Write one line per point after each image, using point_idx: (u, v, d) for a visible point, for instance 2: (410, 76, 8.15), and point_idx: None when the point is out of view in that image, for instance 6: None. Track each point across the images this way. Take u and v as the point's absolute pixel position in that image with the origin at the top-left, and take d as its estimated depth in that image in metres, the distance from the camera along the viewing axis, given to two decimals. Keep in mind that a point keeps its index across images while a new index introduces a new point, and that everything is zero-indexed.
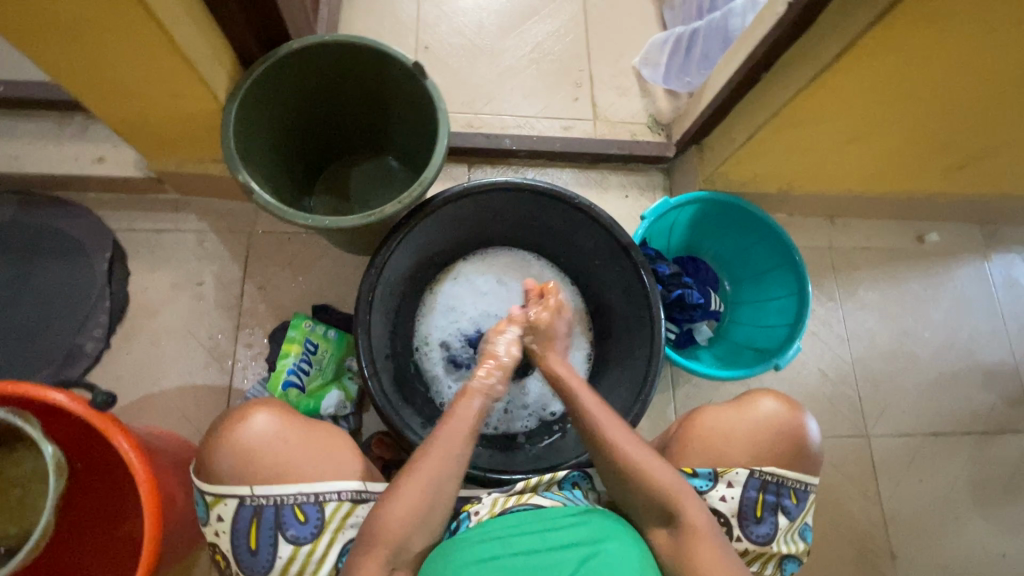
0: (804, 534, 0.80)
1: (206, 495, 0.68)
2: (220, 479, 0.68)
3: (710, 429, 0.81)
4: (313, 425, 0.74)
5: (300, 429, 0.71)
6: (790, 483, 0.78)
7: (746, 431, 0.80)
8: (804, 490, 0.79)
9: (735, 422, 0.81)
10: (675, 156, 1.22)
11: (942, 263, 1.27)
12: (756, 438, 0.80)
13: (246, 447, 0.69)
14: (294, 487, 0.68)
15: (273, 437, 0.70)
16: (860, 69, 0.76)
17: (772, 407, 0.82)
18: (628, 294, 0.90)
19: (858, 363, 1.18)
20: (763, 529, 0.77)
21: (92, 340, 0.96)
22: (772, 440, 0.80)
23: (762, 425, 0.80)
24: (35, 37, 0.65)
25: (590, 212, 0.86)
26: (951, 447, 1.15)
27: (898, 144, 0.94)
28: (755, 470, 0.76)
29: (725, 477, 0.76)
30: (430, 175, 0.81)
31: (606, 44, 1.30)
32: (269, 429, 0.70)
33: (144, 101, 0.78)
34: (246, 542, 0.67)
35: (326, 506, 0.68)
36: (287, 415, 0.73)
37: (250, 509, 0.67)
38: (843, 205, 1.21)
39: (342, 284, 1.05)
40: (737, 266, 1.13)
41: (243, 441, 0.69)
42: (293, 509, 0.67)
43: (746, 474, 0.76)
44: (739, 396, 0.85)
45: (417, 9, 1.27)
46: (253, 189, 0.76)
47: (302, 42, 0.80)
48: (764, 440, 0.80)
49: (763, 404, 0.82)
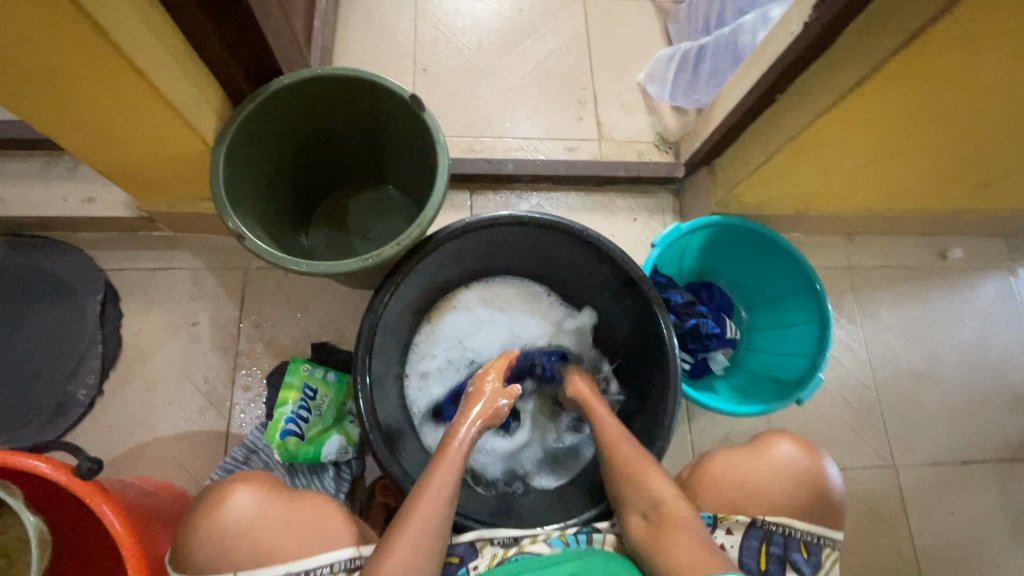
0: None
1: None
2: (202, 568, 0.64)
3: (722, 473, 0.77)
4: (297, 497, 0.70)
5: (282, 506, 0.67)
6: (800, 534, 0.74)
7: (761, 476, 0.76)
8: (814, 542, 0.74)
9: (749, 468, 0.77)
10: (684, 176, 1.17)
11: (968, 279, 1.21)
12: (772, 485, 0.76)
13: (226, 530, 0.65)
14: (283, 567, 0.63)
15: (253, 517, 0.66)
16: (883, 92, 0.72)
17: (790, 453, 0.77)
18: (641, 330, 0.86)
19: (882, 388, 1.12)
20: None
21: (84, 388, 0.92)
22: (787, 488, 0.75)
23: (780, 472, 0.76)
24: (11, 85, 0.61)
25: (599, 246, 0.82)
26: (984, 475, 1.10)
27: (922, 163, 0.90)
28: (760, 521, 0.73)
29: (725, 523, 0.74)
30: (429, 213, 0.77)
31: (610, 61, 1.26)
32: (252, 505, 0.66)
33: (130, 145, 0.75)
34: None
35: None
36: (270, 488, 0.69)
37: None
38: (862, 222, 1.16)
39: (341, 320, 1.01)
40: (753, 291, 1.08)
41: (223, 524, 0.65)
42: None
43: (747, 522, 0.73)
44: (754, 438, 0.81)
45: (415, 31, 1.24)
46: (244, 235, 0.72)
47: (293, 77, 0.77)
48: (781, 488, 0.75)
49: (781, 449, 0.77)
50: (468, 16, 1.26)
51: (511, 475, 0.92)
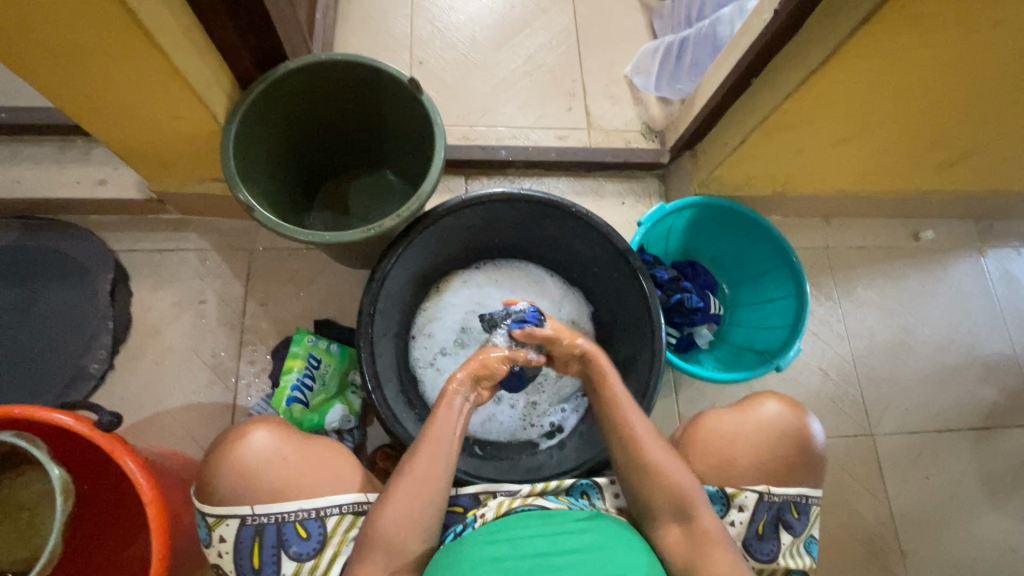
0: (810, 548, 0.80)
1: (207, 517, 0.70)
2: (221, 499, 0.70)
3: (716, 435, 0.81)
4: (313, 442, 0.76)
5: (299, 445, 0.74)
6: (792, 497, 0.79)
7: (751, 435, 0.81)
8: (806, 503, 0.79)
9: (739, 427, 0.82)
10: (669, 162, 1.23)
11: (940, 260, 1.28)
12: (762, 442, 0.80)
13: (246, 464, 0.71)
14: (294, 505, 0.70)
15: (271, 453, 0.72)
16: (847, 72, 0.77)
17: (776, 410, 0.83)
18: (628, 300, 0.91)
19: (859, 361, 1.18)
20: (767, 547, 0.78)
21: (95, 362, 0.96)
22: (775, 444, 0.80)
23: (766, 430, 0.81)
24: (35, 60, 0.65)
25: (587, 219, 0.87)
26: (956, 443, 1.15)
27: (890, 143, 0.96)
28: (766, 493, 0.78)
29: (736, 501, 0.77)
30: (428, 188, 0.82)
31: (598, 54, 1.32)
32: (269, 445, 0.72)
33: (146, 124, 0.80)
34: (249, 561, 0.69)
35: (328, 521, 0.71)
36: (286, 432, 0.75)
37: (251, 528, 0.69)
38: (838, 205, 1.22)
39: (343, 298, 1.05)
40: (735, 269, 1.14)
41: (243, 459, 0.71)
42: (294, 526, 0.70)
43: (756, 497, 0.77)
44: (742, 400, 0.86)
45: (411, 26, 1.30)
46: (254, 207, 0.77)
47: (299, 62, 0.82)
48: (767, 446, 0.80)
49: (767, 407, 0.83)
50: (462, 12, 1.32)
51: (528, 446, 0.97)
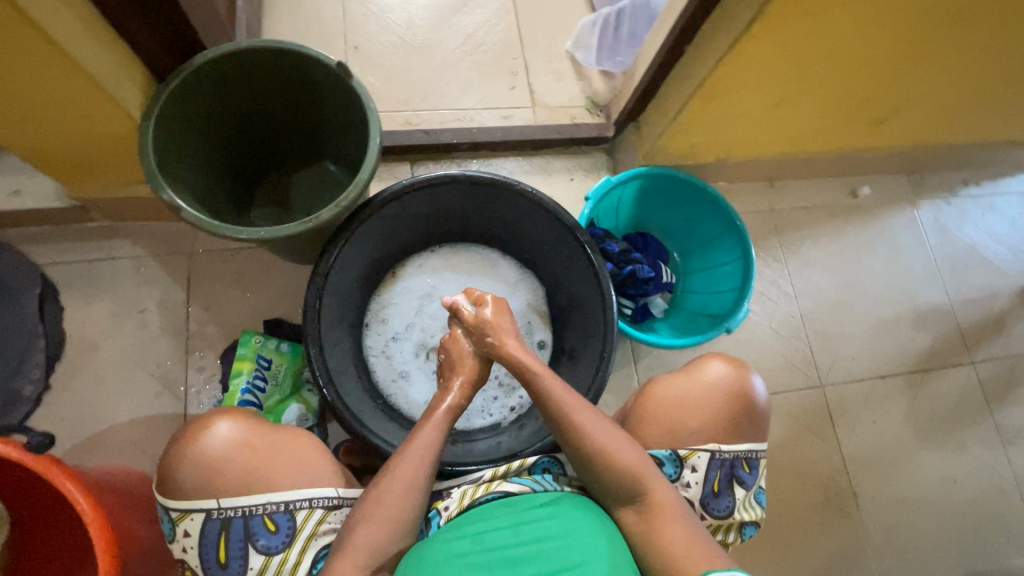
0: (759, 499, 0.84)
1: (171, 511, 0.68)
2: (184, 493, 0.68)
3: (665, 400, 0.83)
4: (279, 430, 0.74)
5: (266, 435, 0.71)
6: (742, 453, 0.81)
7: (698, 397, 0.83)
8: (755, 458, 0.82)
9: (686, 391, 0.83)
10: (615, 136, 1.23)
11: (877, 215, 1.33)
12: (709, 403, 0.82)
13: (209, 458, 0.68)
14: (262, 497, 0.68)
15: (237, 445, 0.70)
16: (772, 34, 0.79)
17: (720, 371, 0.84)
18: (579, 276, 0.92)
19: (807, 318, 1.23)
20: (723, 503, 0.80)
21: (29, 383, 0.91)
22: (722, 405, 0.82)
23: (712, 390, 0.83)
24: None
25: (532, 197, 0.87)
26: (899, 387, 1.22)
27: (821, 103, 0.98)
28: (716, 451, 0.80)
29: (689, 462, 0.80)
30: (365, 175, 0.80)
31: (538, 30, 1.31)
32: (235, 437, 0.70)
33: (52, 126, 0.75)
34: (215, 555, 0.68)
35: (297, 514, 0.69)
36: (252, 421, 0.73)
37: (217, 522, 0.67)
38: (780, 167, 1.25)
39: (292, 296, 1.02)
40: (684, 238, 1.16)
41: (206, 452, 0.69)
42: (262, 519, 0.68)
43: (707, 456, 0.80)
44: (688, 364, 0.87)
45: (343, 9, 1.25)
46: (181, 207, 0.73)
47: (217, 51, 0.78)
48: (716, 406, 0.82)
49: (711, 368, 0.84)
50: None
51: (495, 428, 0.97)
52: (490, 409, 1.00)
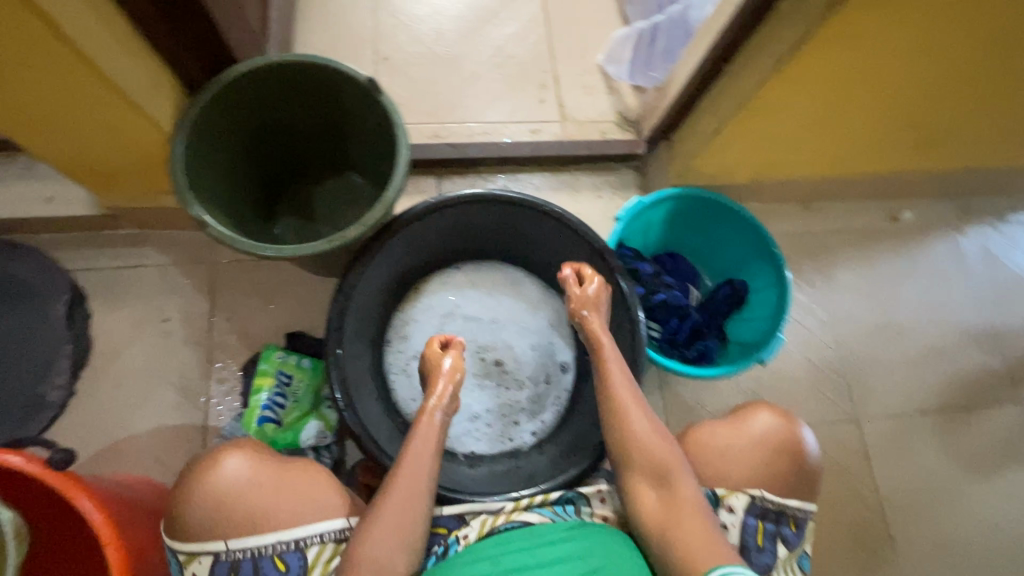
0: (803, 564, 0.78)
1: (178, 553, 0.67)
2: (191, 535, 0.66)
3: (710, 449, 0.80)
4: (287, 463, 0.72)
5: (273, 470, 0.70)
6: (787, 508, 0.77)
7: (745, 450, 0.79)
8: (802, 518, 0.78)
9: (732, 441, 0.80)
10: (645, 153, 1.20)
11: (919, 240, 1.27)
12: (756, 457, 0.79)
13: (219, 494, 0.67)
14: (271, 537, 0.66)
15: (244, 482, 0.68)
16: (821, 56, 0.75)
17: (769, 423, 0.81)
18: (607, 300, 0.89)
19: (842, 346, 1.17)
20: (764, 558, 0.75)
21: (55, 389, 0.92)
22: (770, 461, 0.79)
23: (759, 439, 0.80)
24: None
25: (561, 218, 0.84)
26: (939, 423, 1.16)
27: (866, 126, 0.94)
28: (757, 496, 0.76)
29: (726, 501, 0.76)
30: (392, 193, 0.78)
31: (569, 43, 1.28)
32: (241, 473, 0.68)
33: (87, 138, 0.75)
34: None
35: (309, 551, 0.67)
36: (261, 455, 0.71)
37: (226, 565, 0.66)
38: (816, 189, 1.20)
39: (314, 309, 1.02)
40: (716, 261, 1.12)
41: (216, 488, 0.67)
42: (272, 560, 0.66)
43: (746, 498, 0.76)
44: (733, 412, 0.85)
45: (373, 20, 1.25)
46: (207, 222, 0.73)
47: (249, 65, 0.78)
48: (763, 456, 0.79)
49: (760, 419, 0.81)
50: (426, 4, 1.27)
51: (506, 454, 0.95)
52: (509, 434, 0.97)
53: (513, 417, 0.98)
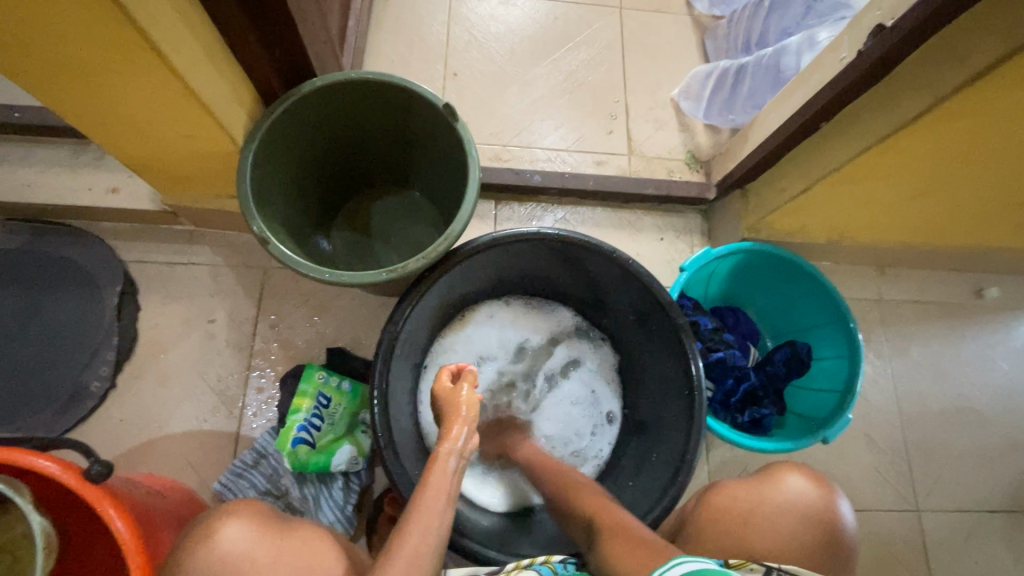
0: None
1: None
2: None
3: (733, 508, 0.76)
4: (289, 532, 0.64)
5: (274, 544, 0.61)
6: None
7: (772, 510, 0.74)
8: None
9: (757, 499, 0.76)
10: (714, 197, 1.14)
11: (1004, 320, 1.17)
12: (783, 519, 0.73)
13: (209, 571, 0.58)
14: None
15: (240, 555, 0.59)
16: (943, 129, 0.68)
17: (800, 485, 0.76)
18: (667, 358, 0.83)
19: (907, 427, 1.09)
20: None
21: (97, 379, 0.92)
22: (796, 526, 0.73)
23: (787, 501, 0.75)
24: (30, 69, 0.59)
25: (629, 268, 0.79)
26: (1009, 524, 1.06)
27: (973, 201, 0.85)
28: (779, 566, 0.67)
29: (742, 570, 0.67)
30: (457, 226, 0.75)
31: (644, 74, 1.23)
32: (239, 543, 0.60)
33: (160, 142, 0.74)
34: None
35: None
36: (264, 523, 0.64)
37: None
38: (896, 255, 1.12)
39: (357, 326, 0.99)
40: (780, 321, 1.06)
41: (207, 562, 0.59)
42: None
43: (766, 569, 0.67)
44: (762, 472, 0.80)
45: (447, 34, 1.22)
46: (268, 239, 0.71)
47: (326, 80, 0.75)
48: (794, 521, 0.73)
49: (790, 481, 0.77)
50: (502, 22, 1.25)
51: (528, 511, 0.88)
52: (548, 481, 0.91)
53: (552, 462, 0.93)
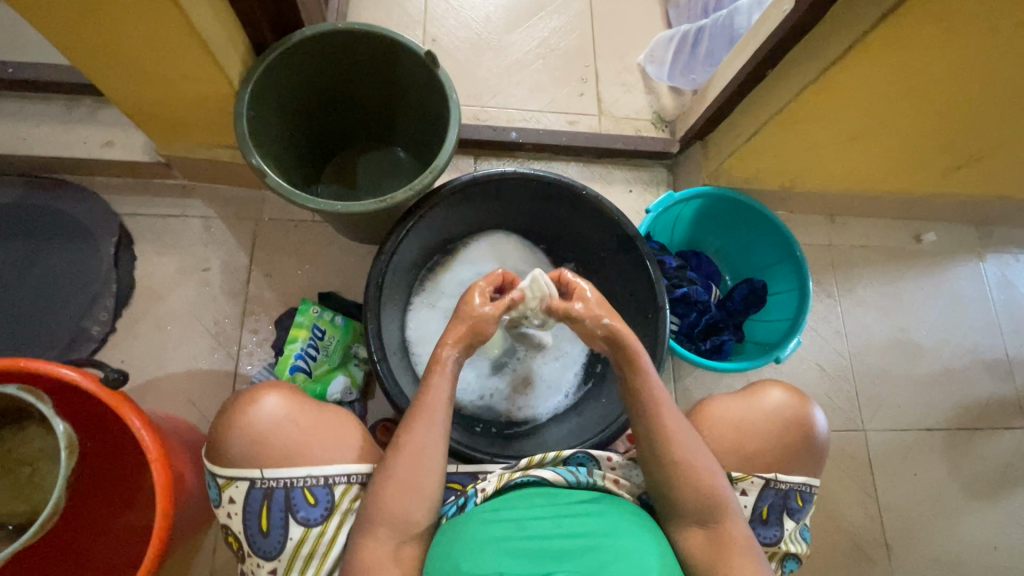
0: (805, 535, 0.80)
1: (217, 478, 0.70)
2: (231, 461, 0.70)
3: (725, 424, 0.80)
4: (322, 407, 0.75)
5: (312, 412, 0.73)
6: (797, 486, 0.78)
7: (757, 423, 0.80)
8: (808, 493, 0.79)
9: (746, 413, 0.81)
10: (679, 152, 1.23)
11: (940, 263, 1.29)
12: (768, 430, 0.80)
13: (257, 429, 0.70)
14: (303, 470, 0.69)
15: (283, 418, 0.71)
16: (867, 66, 0.77)
17: (781, 399, 0.82)
18: (634, 285, 0.91)
19: (854, 358, 1.20)
20: (770, 531, 0.77)
21: (97, 323, 0.96)
22: (781, 432, 0.80)
23: (771, 416, 0.80)
24: (38, 3, 0.63)
25: (598, 203, 0.87)
26: (944, 441, 1.18)
27: (902, 141, 0.96)
28: (771, 480, 0.77)
29: (740, 483, 0.77)
30: (441, 162, 0.82)
31: (613, 41, 1.31)
32: (280, 410, 0.71)
33: (161, 86, 0.79)
34: (257, 524, 0.68)
35: (336, 488, 0.70)
36: (298, 397, 0.74)
37: (260, 492, 0.69)
38: (843, 203, 1.23)
39: (347, 272, 1.05)
40: (739, 262, 1.15)
41: (255, 422, 0.70)
42: (303, 492, 0.69)
43: (761, 483, 0.77)
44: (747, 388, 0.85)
45: (425, 2, 1.28)
46: (266, 172, 0.77)
47: (316, 29, 0.81)
48: (775, 429, 0.80)
49: (772, 394, 0.82)
50: None
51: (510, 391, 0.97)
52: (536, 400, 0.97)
53: (542, 384, 0.98)
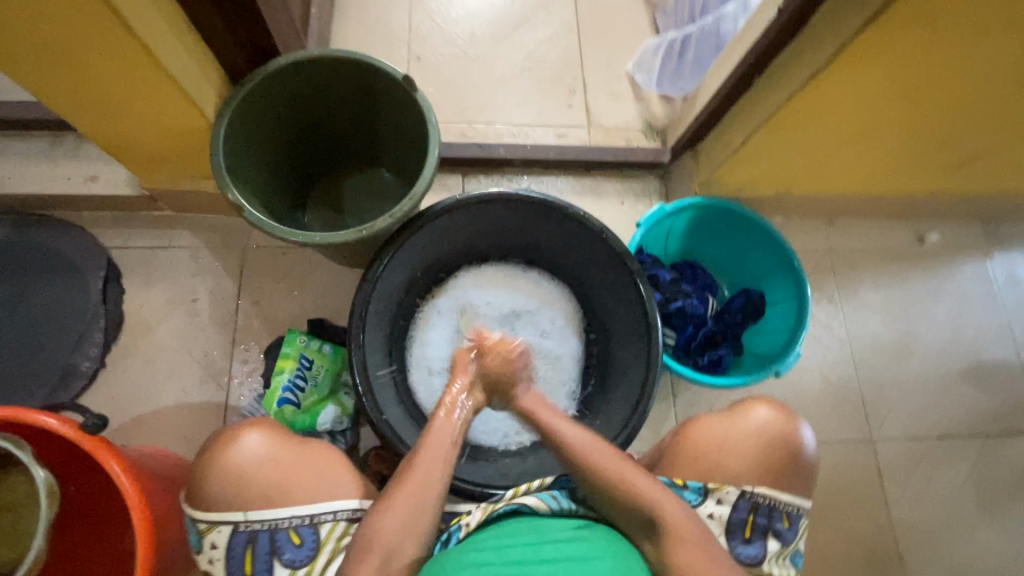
0: (796, 561, 0.77)
1: (198, 523, 0.69)
2: (212, 507, 0.68)
3: (705, 438, 0.78)
4: (303, 443, 0.74)
5: (292, 449, 0.72)
6: (783, 504, 0.75)
7: (740, 441, 0.77)
8: (796, 513, 0.76)
9: (729, 432, 0.78)
10: (670, 161, 1.21)
11: (945, 263, 1.25)
12: (751, 449, 0.77)
13: (239, 469, 0.69)
14: (287, 511, 0.68)
15: (264, 458, 0.70)
16: (855, 69, 0.75)
17: (766, 416, 0.79)
18: (625, 304, 0.89)
19: (859, 365, 1.16)
20: (751, 549, 0.74)
21: (87, 359, 0.96)
22: (770, 453, 0.77)
23: (755, 433, 0.78)
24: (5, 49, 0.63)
25: (583, 220, 0.85)
26: (956, 449, 1.14)
27: (895, 143, 0.93)
28: (747, 491, 0.74)
29: (715, 493, 0.74)
30: (421, 188, 0.80)
31: (600, 50, 1.30)
32: (260, 449, 0.70)
33: (138, 122, 0.79)
34: (242, 567, 0.68)
35: (322, 527, 0.68)
36: (278, 434, 0.73)
37: (244, 535, 0.68)
38: (842, 207, 1.20)
39: (336, 297, 1.04)
40: (736, 273, 1.13)
41: (236, 464, 0.69)
42: (288, 534, 0.68)
43: (736, 493, 0.74)
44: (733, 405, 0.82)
45: (409, 20, 1.28)
46: (243, 206, 0.76)
47: (290, 58, 0.80)
48: (761, 449, 0.77)
49: (756, 412, 0.79)
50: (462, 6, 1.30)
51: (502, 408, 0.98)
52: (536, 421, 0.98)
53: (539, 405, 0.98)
